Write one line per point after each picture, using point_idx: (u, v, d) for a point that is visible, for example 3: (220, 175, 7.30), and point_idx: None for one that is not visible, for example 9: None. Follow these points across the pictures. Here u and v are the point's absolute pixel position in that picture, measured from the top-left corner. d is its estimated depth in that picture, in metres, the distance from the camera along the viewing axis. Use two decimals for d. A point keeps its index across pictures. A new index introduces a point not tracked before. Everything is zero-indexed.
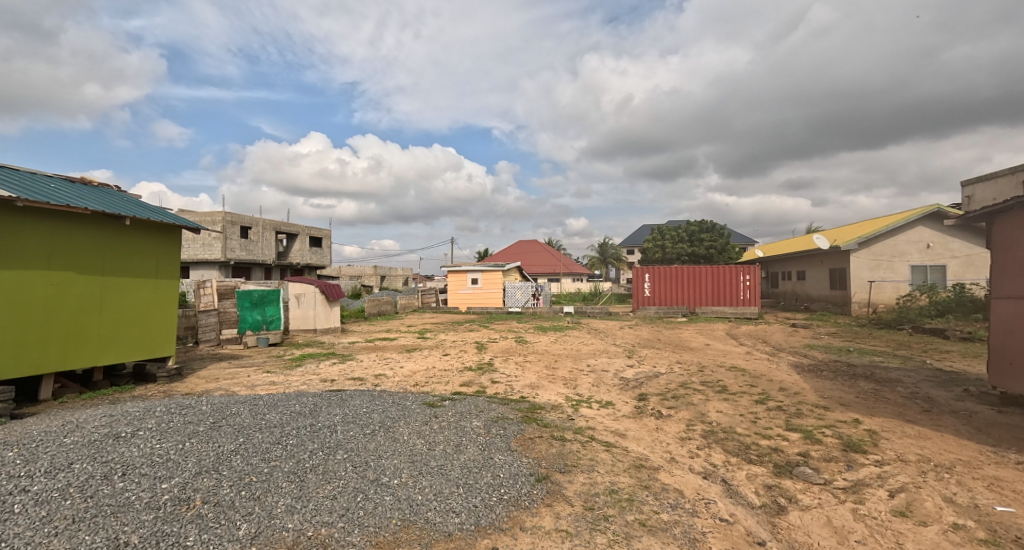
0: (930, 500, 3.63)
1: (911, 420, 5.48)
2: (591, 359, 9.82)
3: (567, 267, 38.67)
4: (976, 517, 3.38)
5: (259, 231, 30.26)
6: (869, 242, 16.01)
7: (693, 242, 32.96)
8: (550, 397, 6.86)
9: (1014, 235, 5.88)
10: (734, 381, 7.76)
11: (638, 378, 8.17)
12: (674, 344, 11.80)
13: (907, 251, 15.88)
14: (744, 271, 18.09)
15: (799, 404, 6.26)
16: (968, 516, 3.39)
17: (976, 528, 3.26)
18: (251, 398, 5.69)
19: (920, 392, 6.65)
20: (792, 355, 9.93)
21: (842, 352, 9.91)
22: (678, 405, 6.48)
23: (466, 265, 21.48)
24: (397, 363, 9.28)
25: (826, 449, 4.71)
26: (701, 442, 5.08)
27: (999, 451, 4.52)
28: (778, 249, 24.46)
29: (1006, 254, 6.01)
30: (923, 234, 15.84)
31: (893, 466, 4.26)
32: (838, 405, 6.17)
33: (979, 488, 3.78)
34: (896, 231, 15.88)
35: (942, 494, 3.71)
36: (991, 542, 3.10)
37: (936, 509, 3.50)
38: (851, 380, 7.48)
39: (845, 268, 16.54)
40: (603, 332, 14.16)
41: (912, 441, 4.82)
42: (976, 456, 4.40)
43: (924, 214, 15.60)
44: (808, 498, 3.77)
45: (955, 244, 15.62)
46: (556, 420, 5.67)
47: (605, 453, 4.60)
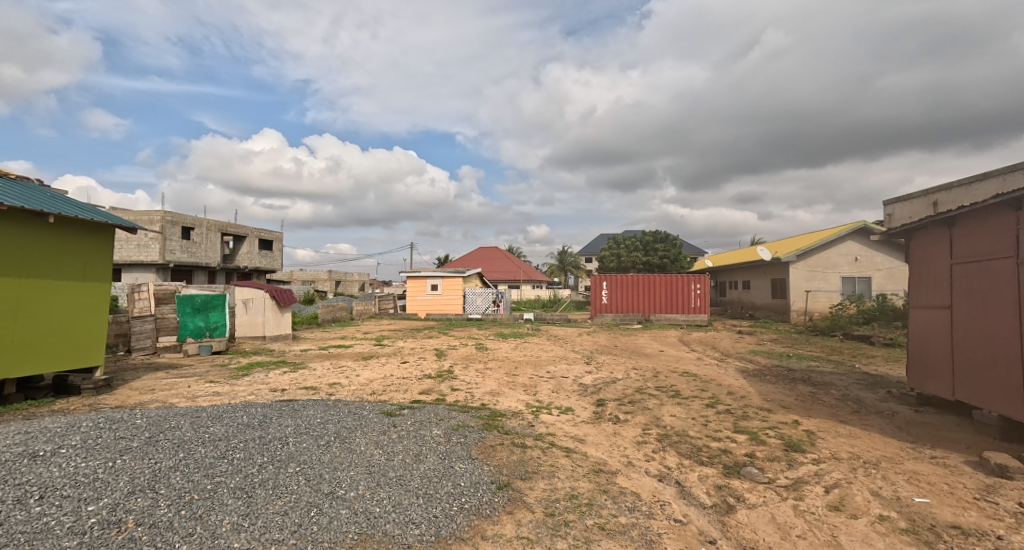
0: (860, 494, 3.94)
1: (843, 420, 5.91)
2: (551, 366, 9.96)
3: (527, 273, 39.16)
4: (898, 508, 3.70)
5: (202, 233, 28.64)
6: (807, 254, 17.14)
7: (647, 252, 34.04)
8: (510, 405, 6.88)
9: (929, 252, 6.44)
10: (686, 387, 8.07)
11: (596, 384, 8.35)
12: (630, 351, 12.12)
13: (838, 263, 17.13)
14: (695, 280, 18.94)
15: (745, 407, 6.62)
16: (891, 508, 3.71)
17: (899, 519, 3.55)
18: (192, 410, 5.39)
19: (851, 394, 7.19)
20: (738, 360, 10.48)
21: (783, 358, 10.54)
22: (634, 410, 6.68)
23: (426, 271, 21.28)
24: (352, 371, 9.02)
25: (770, 449, 5.03)
26: (656, 446, 5.27)
27: (916, 447, 4.98)
28: (727, 259, 25.63)
29: (922, 268, 6.59)
30: (852, 248, 17.13)
31: (828, 463, 4.59)
32: (779, 407, 6.58)
33: (901, 481, 4.15)
34: (829, 244, 17.12)
35: (870, 488, 4.04)
36: (910, 531, 3.38)
37: (865, 502, 3.80)
38: (791, 384, 7.98)
39: (785, 278, 17.63)
40: (562, 338, 14.41)
41: (845, 440, 5.21)
42: (898, 453, 4.82)
43: (853, 230, 16.83)
44: (754, 497, 4.00)
45: (879, 258, 17.01)
46: (516, 427, 5.70)
47: (565, 459, 4.68)
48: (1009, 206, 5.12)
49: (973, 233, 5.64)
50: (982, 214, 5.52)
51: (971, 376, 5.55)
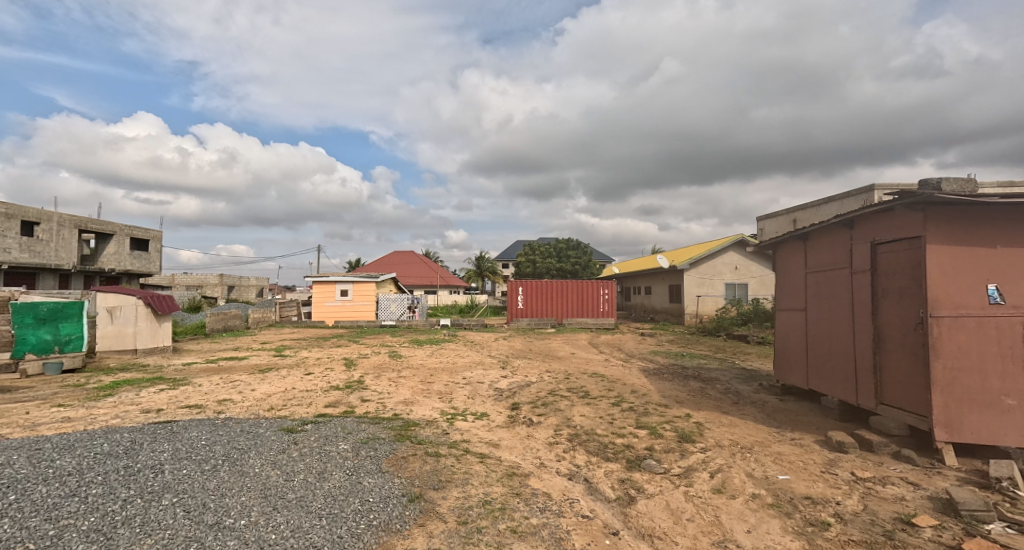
0: (738, 476, 4.44)
1: (726, 411, 6.62)
2: (466, 372, 9.95)
3: (443, 278, 38.76)
4: (766, 486, 4.23)
5: (51, 228, 24.59)
6: (698, 263, 18.97)
7: (560, 259, 35.39)
8: (424, 413, 6.76)
9: (790, 262, 7.46)
10: (594, 387, 8.50)
11: (510, 388, 8.50)
12: (543, 354, 12.50)
13: (723, 271, 19.18)
14: (604, 286, 20.08)
15: (646, 404, 7.14)
16: (762, 486, 4.22)
17: (768, 496, 4.05)
18: (35, 441, 4.58)
19: (732, 387, 8.07)
20: (641, 361, 11.28)
21: (678, 357, 11.55)
22: (546, 412, 6.90)
23: (335, 276, 20.14)
24: (248, 386, 8.25)
25: (666, 441, 5.48)
26: (567, 445, 5.49)
27: (781, 431, 5.73)
28: (632, 267, 27.53)
29: (785, 276, 7.62)
30: (734, 258, 19.28)
31: (713, 451, 5.12)
32: (675, 402, 7.19)
33: (769, 462, 4.75)
34: (715, 254, 19.11)
35: (746, 470, 4.56)
36: (776, 505, 3.87)
37: (742, 483, 4.29)
38: (685, 380, 8.77)
39: (680, 284, 19.36)
40: (478, 344, 14.47)
41: (727, 428, 5.85)
42: (768, 437, 5.51)
43: (736, 242, 18.93)
44: (652, 487, 4.33)
45: (755, 267, 19.33)
46: (430, 436, 5.61)
47: (479, 465, 4.70)
48: (845, 226, 6.10)
49: (821, 248, 6.63)
50: (826, 231, 6.51)
51: (821, 369, 6.52)
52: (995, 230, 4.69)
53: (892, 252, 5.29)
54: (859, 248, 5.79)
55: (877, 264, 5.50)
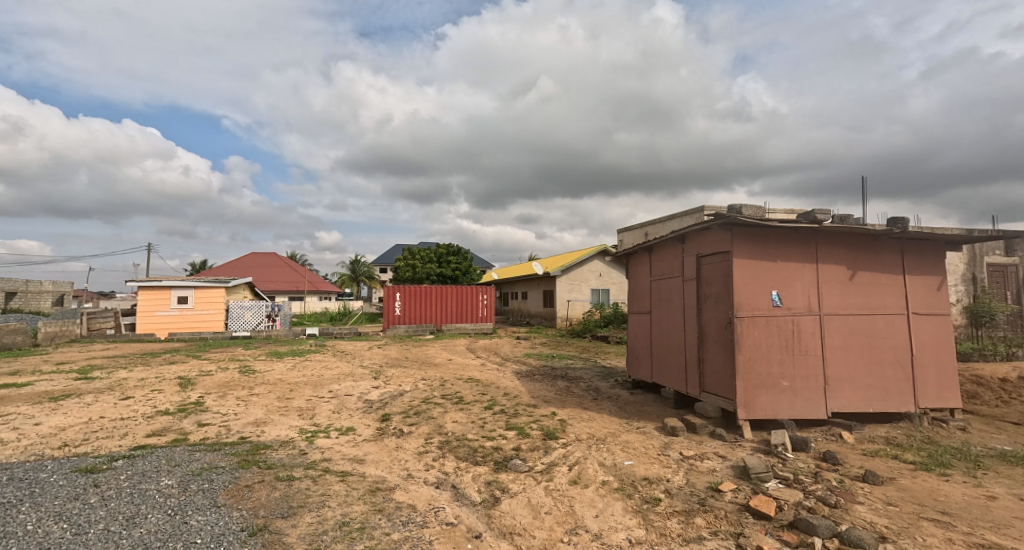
0: (591, 466, 4.85)
1: (586, 407, 7.22)
2: (333, 384, 9.28)
3: (311, 284, 35.72)
4: (614, 472, 4.70)
5: None
6: (568, 270, 20.41)
7: (440, 264, 35.08)
8: (278, 433, 6.14)
9: (639, 271, 8.46)
10: (468, 392, 8.59)
11: (381, 399, 8.15)
12: (419, 362, 12.24)
13: (590, 278, 20.91)
14: (482, 292, 20.48)
15: (517, 406, 7.43)
16: (610, 473, 4.68)
17: (614, 481, 4.50)
18: None
19: (593, 385, 8.83)
20: (515, 364, 11.71)
21: (549, 358, 12.25)
22: (418, 421, 6.77)
23: (169, 281, 17.37)
24: (35, 419, 6.59)
25: (532, 440, 5.76)
26: (436, 453, 5.45)
27: (630, 421, 6.44)
28: (509, 273, 28.55)
29: (635, 283, 8.60)
30: (599, 265, 21.13)
31: (573, 445, 5.53)
32: (543, 402, 7.61)
33: (618, 450, 5.29)
34: (583, 262, 20.75)
35: (599, 460, 5.02)
36: (620, 488, 4.32)
37: (595, 472, 4.71)
38: (553, 381, 9.34)
39: (553, 290, 20.63)
40: (348, 353, 13.61)
41: (586, 423, 6.37)
42: (619, 427, 6.14)
43: (600, 251, 20.80)
44: (516, 486, 4.51)
45: (616, 274, 21.41)
46: (283, 458, 5.11)
47: (338, 485, 4.42)
48: (678, 241, 7.11)
49: (661, 259, 7.63)
50: (665, 244, 7.51)
51: (661, 364, 7.49)
52: (778, 248, 5.88)
53: (710, 263, 6.31)
54: (688, 259, 6.79)
55: (701, 273, 6.51)
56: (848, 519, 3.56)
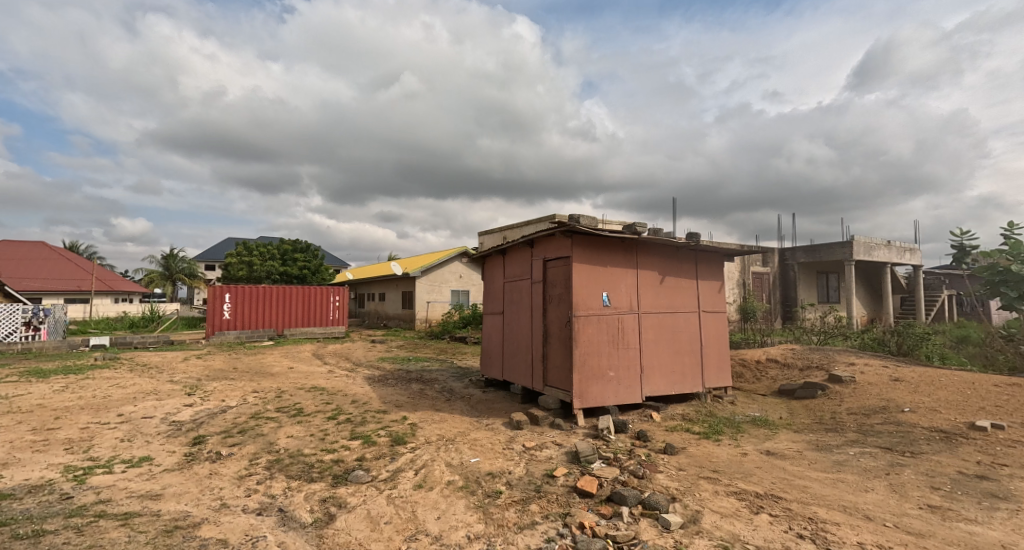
0: (437, 468, 4.84)
1: (438, 408, 7.19)
2: (127, 407, 7.60)
3: (105, 282, 28.95)
4: (459, 471, 4.75)
5: None
6: (428, 270, 20.14)
7: (284, 261, 31.57)
8: (29, 477, 4.78)
9: (493, 273, 8.75)
10: (309, 402, 7.86)
11: (196, 419, 6.96)
12: (252, 372, 10.79)
13: (449, 279, 20.92)
14: (334, 292, 19.04)
15: (364, 413, 7.04)
16: (456, 472, 4.72)
17: (459, 480, 4.55)
18: None
19: (448, 385, 8.86)
20: (367, 369, 11.11)
21: (404, 361, 11.92)
22: (243, 441, 5.94)
23: None
24: None
25: (378, 448, 5.51)
26: (262, 475, 4.85)
27: (480, 418, 6.61)
28: (365, 272, 27.09)
29: (489, 285, 8.88)
30: (459, 267, 21.27)
31: (420, 448, 5.44)
32: (393, 407, 7.35)
33: (465, 449, 5.37)
34: (443, 263, 20.67)
35: (445, 461, 5.03)
36: (464, 486, 4.38)
37: (440, 473, 4.70)
38: (406, 384, 9.11)
39: (412, 291, 20.14)
40: (155, 367, 11.34)
41: (437, 424, 6.34)
42: (468, 426, 6.25)
43: (460, 253, 20.98)
44: (355, 499, 4.25)
45: (476, 276, 21.79)
46: (35, 509, 3.99)
47: (121, 530, 3.62)
48: (527, 245, 7.53)
49: (513, 262, 7.99)
50: (516, 249, 7.90)
51: (510, 362, 7.85)
52: (609, 255, 6.64)
53: (554, 267, 6.82)
54: (535, 263, 7.24)
55: (546, 276, 7.00)
56: (651, 487, 4.16)
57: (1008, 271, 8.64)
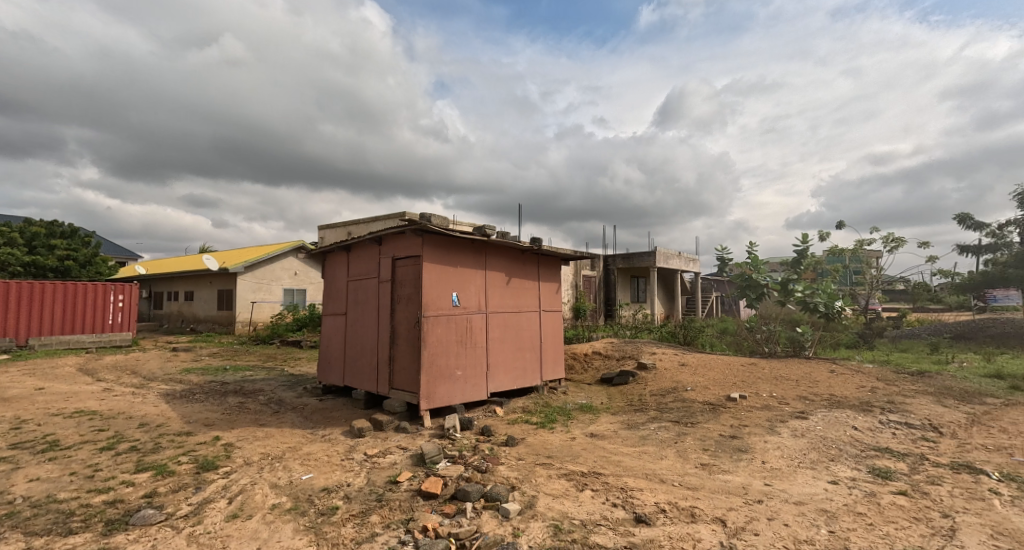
0: (259, 493, 4.25)
1: (262, 423, 6.37)
2: None
3: None
4: (287, 492, 4.27)
5: None
6: (254, 266, 17.71)
7: None
8: None
9: (335, 271, 8.15)
10: (72, 432, 6.15)
11: None
12: None
13: (281, 276, 18.70)
14: (116, 291, 15.49)
15: (158, 438, 5.81)
16: (284, 493, 4.25)
17: (287, 501, 4.10)
18: None
19: (275, 397, 7.93)
20: (164, 384, 9.21)
21: (217, 372, 10.23)
22: None
23: None
24: None
25: (177, 479, 4.61)
26: None
27: (313, 430, 6.09)
28: (165, 267, 22.65)
29: (330, 284, 8.25)
30: (293, 263, 19.20)
31: (237, 472, 4.75)
32: (201, 427, 6.24)
33: (295, 466, 4.85)
34: (274, 258, 18.42)
35: (270, 483, 4.47)
36: (292, 508, 3.96)
37: (262, 499, 4.14)
38: (220, 398, 7.84)
39: (232, 289, 17.49)
40: None
41: (259, 442, 5.61)
42: (299, 440, 5.67)
43: (294, 248, 18.95)
44: (140, 545, 3.42)
45: (313, 273, 19.94)
46: None
47: None
48: (374, 243, 7.19)
49: (358, 259, 7.55)
50: (362, 246, 7.48)
51: (354, 366, 7.41)
52: (459, 256, 6.74)
53: (403, 266, 6.65)
54: (383, 261, 6.96)
55: (394, 275, 6.78)
56: (493, 479, 4.35)
57: (750, 278, 11.17)
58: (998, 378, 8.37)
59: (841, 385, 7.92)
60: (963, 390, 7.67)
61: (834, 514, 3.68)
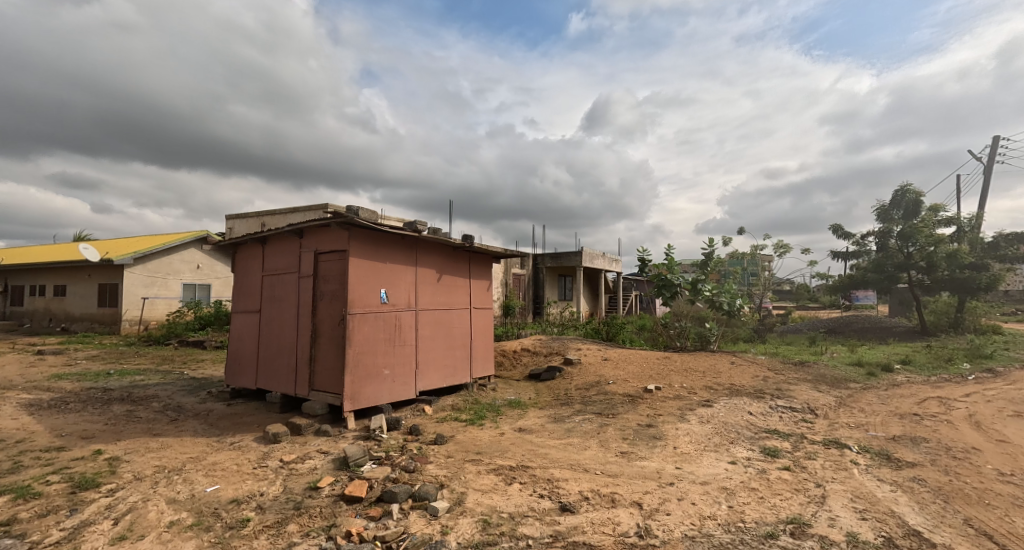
0: (154, 509, 3.80)
1: (157, 433, 5.75)
2: None
3: None
4: (189, 506, 3.89)
5: None
6: (145, 258, 15.96)
7: None
8: None
9: (248, 265, 7.62)
10: None
11: None
12: None
13: (180, 270, 17.02)
14: None
15: (21, 454, 4.99)
16: (184, 508, 3.85)
17: (187, 517, 3.72)
18: None
19: (172, 403, 7.20)
20: (26, 392, 7.94)
21: (99, 378, 9.04)
22: None
23: None
24: None
25: (45, 501, 3.90)
26: None
27: (220, 438, 5.61)
28: (30, 257, 19.64)
29: (243, 280, 7.70)
30: (195, 255, 17.55)
31: (125, 489, 4.16)
32: (79, 440, 5.48)
33: (198, 478, 4.42)
34: (171, 250, 16.71)
35: (167, 498, 4.01)
36: (195, 524, 3.61)
37: (157, 515, 3.71)
38: (103, 408, 6.95)
39: (118, 283, 15.63)
40: None
41: (153, 454, 5.02)
42: (202, 450, 5.20)
43: (196, 239, 17.37)
44: None
45: (218, 266, 18.37)
46: None
47: None
48: (294, 236, 6.81)
49: (276, 253, 7.10)
50: (280, 239, 7.06)
51: (270, 367, 6.98)
52: (388, 251, 6.60)
53: (327, 261, 6.37)
54: (305, 256, 6.63)
55: (317, 271, 6.48)
56: (420, 478, 4.35)
57: (665, 278, 11.91)
58: (859, 365, 9.81)
59: (740, 375, 8.82)
60: (833, 376, 8.89)
61: (732, 491, 4.13)
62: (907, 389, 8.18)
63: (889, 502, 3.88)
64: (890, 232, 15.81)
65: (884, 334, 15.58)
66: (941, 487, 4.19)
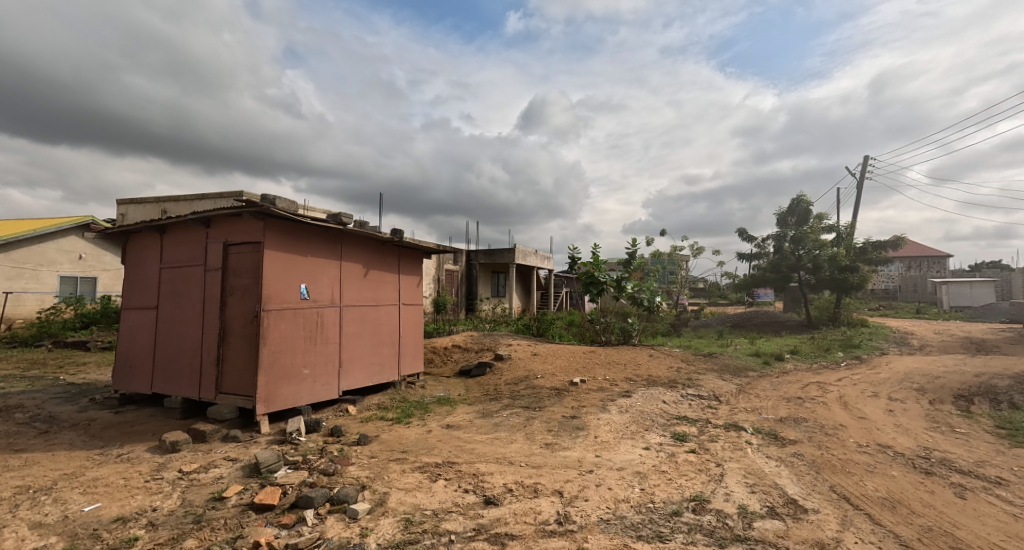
0: (12, 536, 3.31)
1: (21, 449, 5.00)
2: None
3: None
4: (60, 529, 3.44)
5: None
6: (10, 246, 13.77)
7: None
8: None
9: (142, 257, 6.86)
10: None
11: None
12: None
13: (55, 260, 14.88)
14: None
15: None
16: (52, 533, 3.38)
17: (57, 542, 3.28)
18: None
19: (41, 414, 6.29)
20: None
21: None
22: None
23: None
24: None
25: None
26: None
27: (103, 451, 5.00)
28: None
29: (135, 272, 6.92)
30: (76, 244, 15.45)
31: None
32: None
33: (73, 496, 3.92)
34: (44, 237, 14.57)
35: (30, 522, 3.51)
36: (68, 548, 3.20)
37: (17, 543, 3.24)
38: None
39: None
40: None
41: (13, 473, 4.36)
42: (79, 465, 4.60)
43: (78, 226, 15.30)
44: None
45: (106, 258, 16.32)
46: None
47: None
48: (199, 225, 6.22)
49: (178, 243, 6.45)
50: (182, 228, 6.42)
51: (169, 369, 6.34)
52: (308, 244, 6.24)
53: (238, 253, 5.90)
54: (212, 247, 6.08)
55: (226, 263, 5.97)
56: (340, 481, 4.17)
57: (593, 275, 12.35)
58: (756, 355, 10.89)
59: (656, 366, 9.44)
60: (734, 366, 9.81)
61: (645, 475, 4.41)
62: (794, 376, 9.22)
63: (774, 475, 4.35)
64: (785, 236, 17.73)
65: (778, 328, 17.40)
66: (815, 460, 4.78)
